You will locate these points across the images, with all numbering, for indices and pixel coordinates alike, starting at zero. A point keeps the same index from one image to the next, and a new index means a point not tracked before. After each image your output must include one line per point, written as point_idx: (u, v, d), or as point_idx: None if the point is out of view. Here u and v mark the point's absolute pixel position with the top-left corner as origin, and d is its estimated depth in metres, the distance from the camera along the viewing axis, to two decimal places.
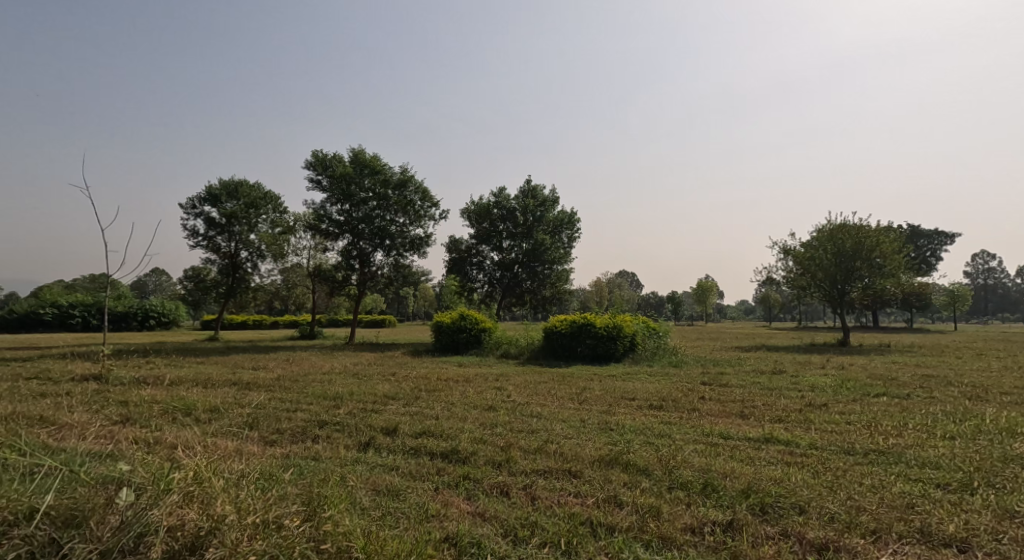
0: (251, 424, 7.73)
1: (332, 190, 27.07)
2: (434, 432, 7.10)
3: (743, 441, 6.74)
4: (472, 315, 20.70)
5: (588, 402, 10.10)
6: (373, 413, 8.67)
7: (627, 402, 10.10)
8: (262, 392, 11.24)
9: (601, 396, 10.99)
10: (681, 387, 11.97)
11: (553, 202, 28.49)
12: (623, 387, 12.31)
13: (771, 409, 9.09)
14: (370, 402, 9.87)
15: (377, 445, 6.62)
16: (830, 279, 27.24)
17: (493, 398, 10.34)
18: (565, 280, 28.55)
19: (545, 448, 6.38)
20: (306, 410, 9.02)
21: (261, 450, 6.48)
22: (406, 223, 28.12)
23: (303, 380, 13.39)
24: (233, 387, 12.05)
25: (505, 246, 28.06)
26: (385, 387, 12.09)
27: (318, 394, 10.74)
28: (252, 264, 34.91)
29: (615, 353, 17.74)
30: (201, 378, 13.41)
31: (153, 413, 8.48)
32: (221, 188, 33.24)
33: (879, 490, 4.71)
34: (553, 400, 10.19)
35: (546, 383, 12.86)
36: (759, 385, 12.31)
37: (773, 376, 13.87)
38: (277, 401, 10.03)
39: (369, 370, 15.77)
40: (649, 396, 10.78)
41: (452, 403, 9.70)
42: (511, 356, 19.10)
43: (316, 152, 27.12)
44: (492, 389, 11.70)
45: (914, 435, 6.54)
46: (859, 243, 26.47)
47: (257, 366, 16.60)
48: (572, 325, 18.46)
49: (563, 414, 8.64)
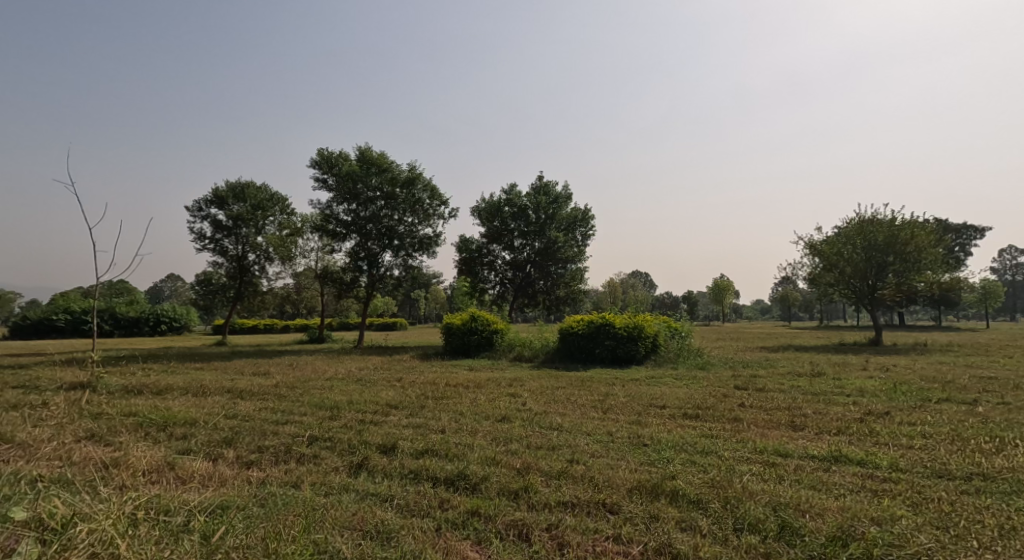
0: (230, 439, 6.73)
1: (338, 189, 26.17)
2: (439, 451, 6.06)
3: (807, 461, 5.65)
4: (484, 315, 19.73)
5: (614, 410, 9.05)
6: (372, 426, 7.64)
7: (659, 410, 9.04)
8: (256, 401, 10.27)
9: (628, 403, 9.93)
10: (715, 393, 10.88)
11: (565, 199, 27.38)
12: (650, 393, 11.25)
13: (825, 418, 7.99)
14: (371, 412, 8.86)
15: (369, 468, 5.60)
16: (861, 275, 25.94)
17: (508, 406, 9.30)
18: (580, 280, 27.43)
19: (570, 470, 5.34)
20: (299, 422, 8.01)
21: (234, 475, 5.47)
22: (415, 222, 27.20)
23: (303, 387, 12.41)
24: (226, 395, 11.08)
25: (517, 244, 27.02)
26: (390, 394, 11.09)
27: (315, 403, 9.76)
28: (260, 267, 34.14)
29: (637, 355, 16.65)
30: (196, 385, 12.47)
31: (126, 427, 7.51)
32: (227, 189, 32.53)
33: (1014, 538, 3.66)
34: (575, 409, 9.14)
35: (566, 388, 11.80)
36: (801, 389, 11.18)
37: (813, 379, 12.75)
38: (270, 411, 9.04)
39: (376, 375, 14.80)
40: (681, 403, 9.70)
41: (462, 413, 8.67)
42: (525, 358, 18.04)
43: (322, 151, 26.21)
44: (506, 395, 10.65)
45: (1019, 454, 5.44)
46: (891, 237, 25.15)
47: (258, 372, 15.64)
48: (590, 325, 17.41)
49: (588, 426, 7.58)
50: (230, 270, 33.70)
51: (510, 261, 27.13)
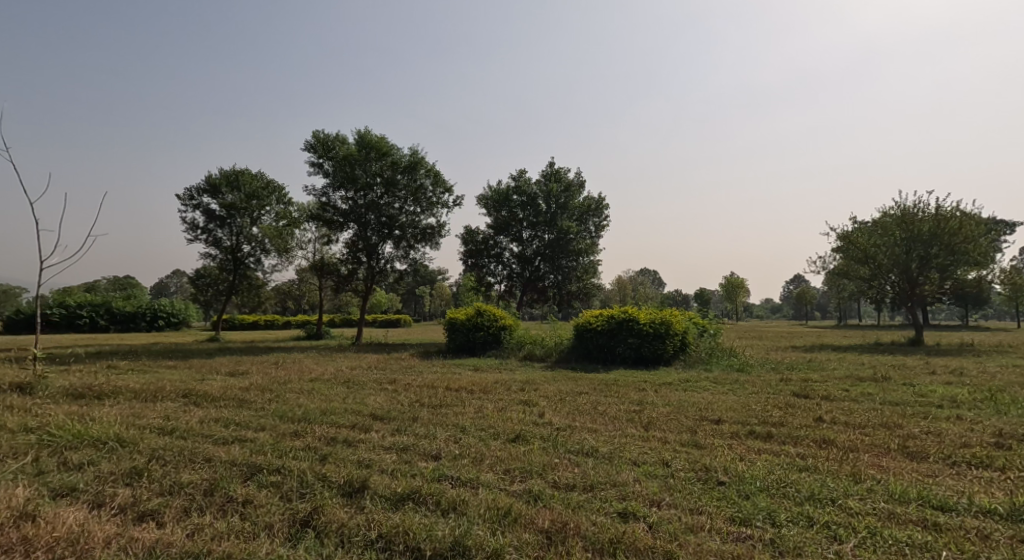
0: (134, 469, 4.78)
1: (335, 174, 24.16)
2: (428, 497, 4.16)
3: (985, 523, 3.79)
4: (490, 311, 17.84)
5: (659, 428, 7.08)
6: (343, 449, 5.73)
7: (715, 428, 7.04)
8: (211, 408, 8.28)
9: (672, 415, 7.96)
10: (774, 402, 8.93)
11: (578, 187, 25.40)
12: (692, 402, 9.31)
13: (945, 442, 6.06)
14: (350, 426, 6.97)
15: (321, 527, 3.75)
16: (901, 268, 24.05)
17: (523, 420, 7.39)
18: (593, 274, 25.45)
19: (630, 538, 3.52)
20: (250, 442, 6.08)
21: (109, 540, 3.57)
22: (417, 211, 25.30)
23: (278, 390, 10.45)
24: (180, 399, 9.11)
25: (525, 236, 25.07)
26: (378, 401, 9.15)
27: (282, 412, 7.81)
28: (255, 260, 32.24)
29: (664, 355, 14.68)
30: (153, 387, 10.51)
31: (14, 446, 5.59)
32: (220, 177, 30.56)
33: None
34: (610, 426, 7.19)
35: (590, 394, 9.85)
36: (876, 398, 9.23)
37: (881, 385, 10.83)
38: (219, 423, 7.07)
39: (368, 377, 12.92)
40: (740, 417, 7.70)
41: (465, 430, 6.71)
42: (536, 357, 16.09)
43: (317, 133, 24.21)
44: (520, 404, 8.70)
45: None
46: (937, 228, 23.20)
47: (236, 371, 13.75)
48: (610, 321, 15.44)
49: (632, 453, 5.68)
50: (223, 262, 31.70)
51: (518, 254, 25.14)
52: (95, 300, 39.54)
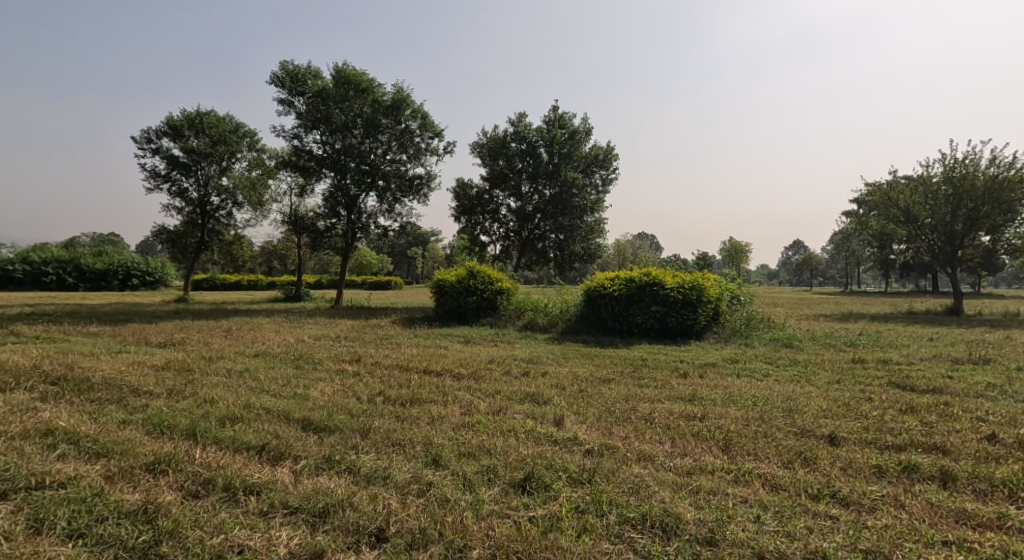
0: None
1: (306, 113, 21.00)
2: None
3: None
4: (484, 271, 15.15)
5: (750, 454, 4.44)
6: (208, 517, 3.08)
7: (843, 455, 4.42)
8: (68, 406, 5.55)
9: (754, 425, 5.33)
10: (886, 402, 6.29)
11: (585, 133, 22.28)
12: (764, 397, 6.71)
13: None
14: (257, 449, 4.28)
15: None
16: (947, 229, 21.39)
17: (535, 437, 4.72)
18: (598, 233, 22.69)
19: None
20: (51, 494, 3.37)
21: None
22: (403, 159, 22.23)
23: (200, 372, 7.71)
24: (42, 388, 6.38)
25: (525, 190, 22.07)
26: (322, 392, 6.47)
27: (161, 416, 5.04)
28: (226, 214, 28.98)
29: (695, 327, 12.10)
30: (32, 365, 7.73)
31: None
32: (183, 118, 27.07)
33: None
34: (671, 449, 4.54)
35: (619, 383, 7.21)
36: (1017, 397, 6.64)
37: (994, 371, 8.28)
38: (50, 440, 4.39)
39: (332, 350, 10.28)
40: (864, 430, 5.09)
41: (440, 461, 4.05)
42: (539, 326, 13.47)
43: (286, 64, 20.92)
44: (527, 401, 6.07)
45: None
46: (991, 184, 20.46)
47: (171, 342, 11.10)
48: (628, 285, 12.74)
49: (745, 528, 3.12)
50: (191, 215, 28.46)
51: (516, 210, 22.22)
52: (62, 256, 36.31)
